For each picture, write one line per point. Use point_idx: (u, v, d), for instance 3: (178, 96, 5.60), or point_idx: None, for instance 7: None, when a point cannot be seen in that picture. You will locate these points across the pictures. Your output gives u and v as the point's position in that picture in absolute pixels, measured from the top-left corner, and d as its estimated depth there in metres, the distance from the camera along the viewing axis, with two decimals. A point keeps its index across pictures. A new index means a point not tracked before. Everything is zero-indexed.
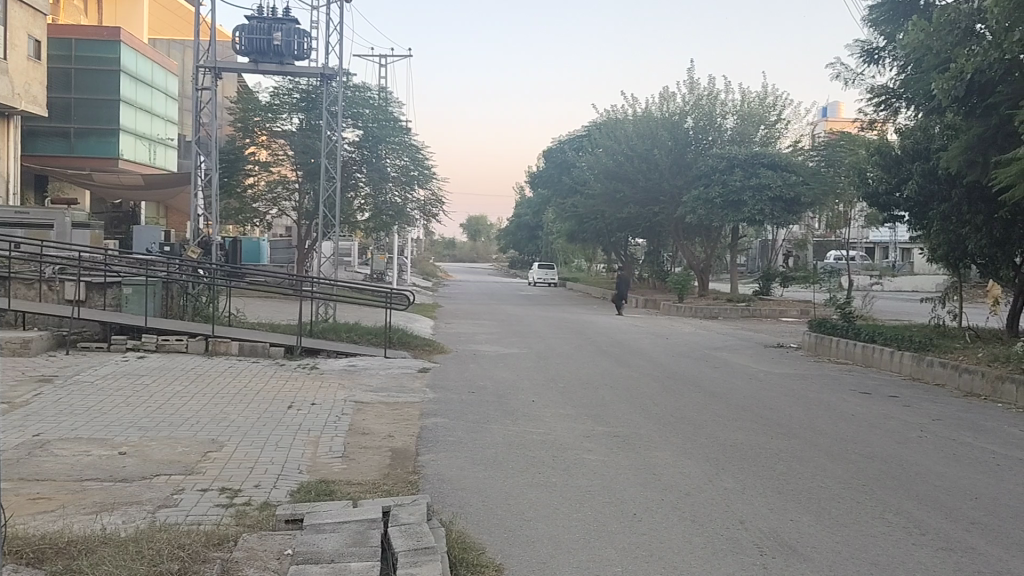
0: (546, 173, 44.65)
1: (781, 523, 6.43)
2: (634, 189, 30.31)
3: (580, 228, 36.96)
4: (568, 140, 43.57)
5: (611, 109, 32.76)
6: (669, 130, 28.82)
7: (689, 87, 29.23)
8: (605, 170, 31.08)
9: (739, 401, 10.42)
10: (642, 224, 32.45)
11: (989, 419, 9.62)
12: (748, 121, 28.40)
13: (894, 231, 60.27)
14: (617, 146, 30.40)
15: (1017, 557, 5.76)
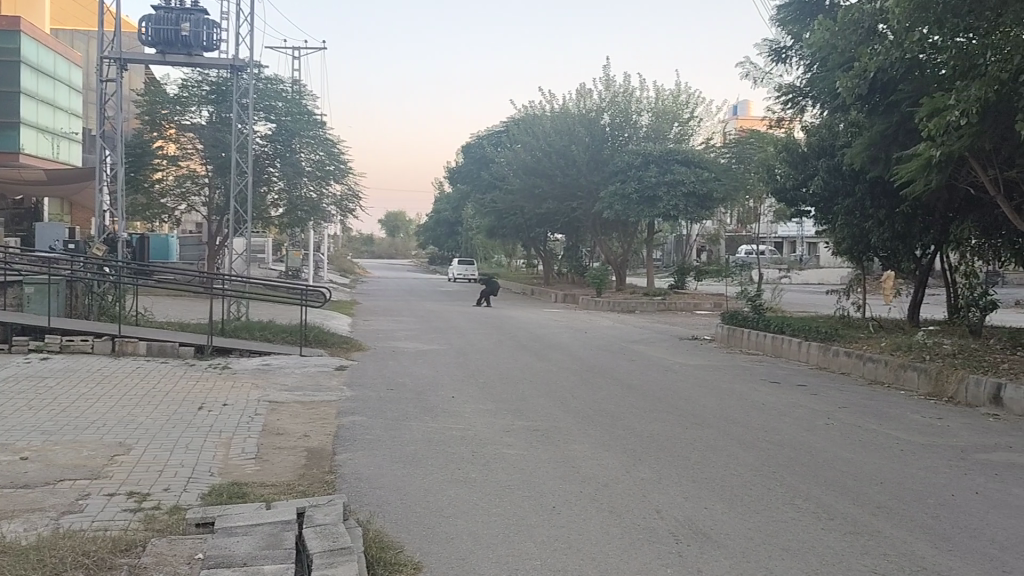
0: (465, 169, 44.68)
1: (695, 511, 6.55)
2: (552, 185, 30.55)
3: (499, 224, 37.02)
4: (487, 135, 43.57)
5: (529, 105, 32.84)
6: (586, 127, 29.17)
7: (605, 84, 29.47)
8: (523, 166, 31.24)
9: (657, 392, 10.59)
10: (561, 219, 32.69)
11: (891, 405, 10.00)
12: (662, 118, 28.68)
13: (802, 226, 62.32)
14: (535, 142, 30.54)
15: (919, 539, 5.99)
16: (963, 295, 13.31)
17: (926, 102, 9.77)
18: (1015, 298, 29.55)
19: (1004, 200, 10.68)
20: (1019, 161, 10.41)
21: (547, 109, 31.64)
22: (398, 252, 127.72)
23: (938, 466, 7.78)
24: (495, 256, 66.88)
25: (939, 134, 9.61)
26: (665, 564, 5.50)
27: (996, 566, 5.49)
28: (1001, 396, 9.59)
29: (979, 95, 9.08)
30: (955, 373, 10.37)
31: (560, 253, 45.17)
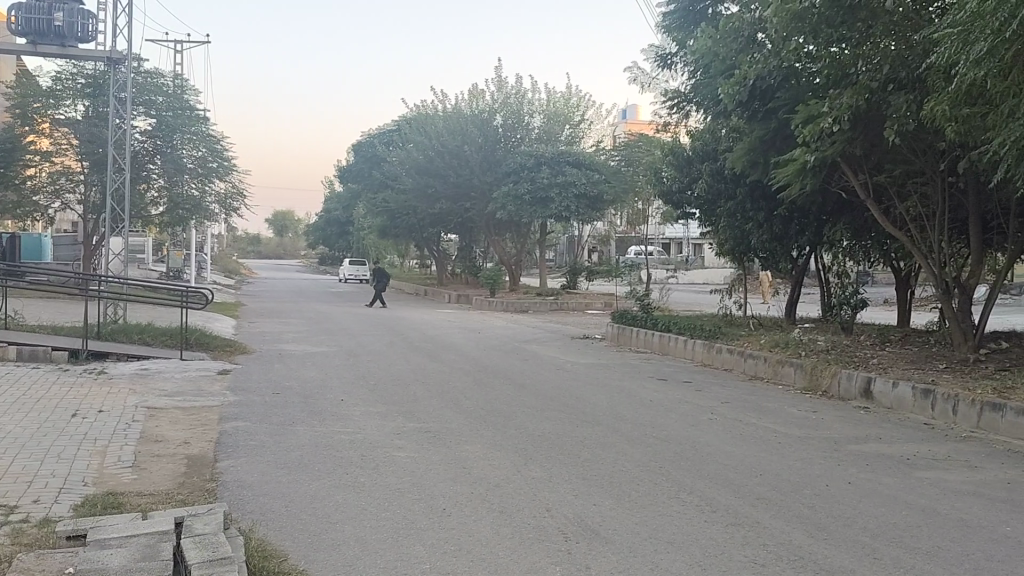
0: (356, 167, 44.31)
1: (584, 508, 6.64)
2: (445, 184, 30.50)
3: (392, 224, 36.74)
4: (379, 134, 43.21)
5: (422, 104, 32.69)
6: (479, 128, 29.34)
7: (498, 85, 29.64)
8: (415, 164, 31.02)
9: (547, 391, 10.70)
10: (454, 220, 32.65)
11: (771, 400, 10.39)
12: (554, 120, 29.20)
13: (688, 229, 64.22)
14: (427, 142, 30.41)
15: (796, 528, 6.23)
16: (837, 294, 13.80)
17: (802, 109, 10.17)
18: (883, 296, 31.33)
19: (873, 204, 11.25)
20: (887, 166, 10.98)
21: (440, 108, 31.62)
22: (288, 252, 124.99)
23: (814, 458, 8.12)
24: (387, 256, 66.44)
25: (814, 141, 10.05)
26: (554, 562, 5.54)
27: (867, 552, 5.75)
28: (871, 389, 10.13)
29: (851, 103, 9.57)
30: (829, 368, 10.87)
31: (452, 254, 45.19)
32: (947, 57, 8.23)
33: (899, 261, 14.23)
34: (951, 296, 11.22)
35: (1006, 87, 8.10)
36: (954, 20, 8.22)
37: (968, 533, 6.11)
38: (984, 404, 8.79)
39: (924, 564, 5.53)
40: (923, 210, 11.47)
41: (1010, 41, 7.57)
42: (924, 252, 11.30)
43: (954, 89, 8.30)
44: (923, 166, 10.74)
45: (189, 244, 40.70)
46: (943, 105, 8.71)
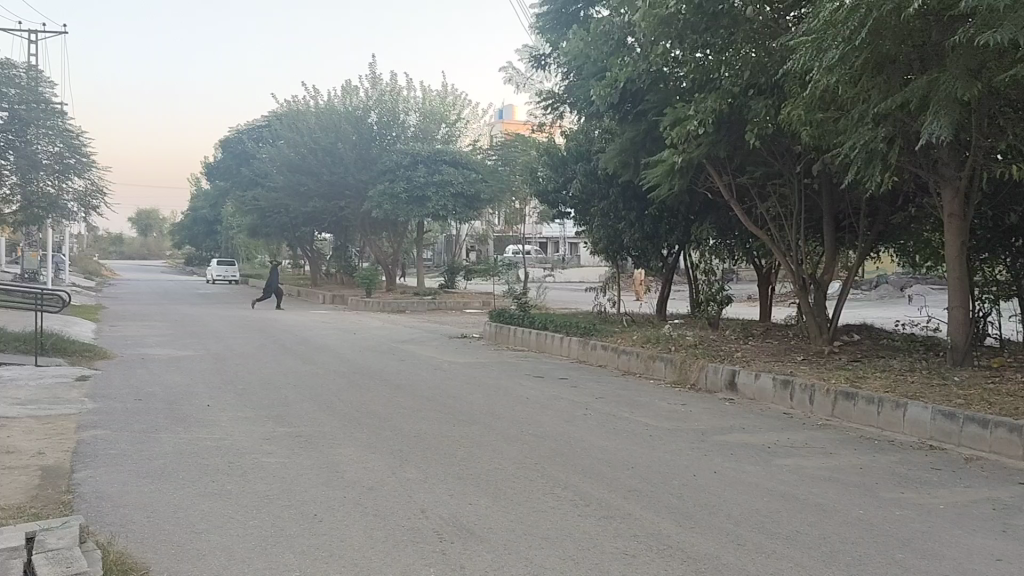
0: (224, 163, 43.06)
1: (459, 508, 6.65)
2: (318, 183, 30.05)
3: (263, 223, 35.82)
4: (248, 130, 42.00)
5: (294, 100, 32.05)
6: (352, 125, 28.90)
7: (372, 82, 29.35)
8: (285, 161, 30.64)
9: (423, 391, 10.68)
10: (328, 220, 32.12)
11: (642, 394, 10.69)
12: (430, 118, 29.13)
13: (563, 227, 65.46)
14: (298, 138, 30.03)
15: (665, 519, 6.43)
16: (704, 290, 14.43)
17: (669, 112, 10.52)
18: (746, 292, 32.72)
19: (736, 203, 11.74)
20: (749, 168, 11.48)
21: (312, 105, 31.06)
22: (154, 253, 120.00)
23: (682, 449, 8.40)
24: (259, 255, 64.83)
25: (681, 143, 10.42)
26: (427, 563, 5.54)
27: (732, 539, 5.98)
28: (736, 381, 10.57)
29: (714, 107, 9.99)
30: (696, 363, 11.27)
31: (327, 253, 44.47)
32: (802, 64, 8.64)
33: (760, 259, 14.90)
34: (807, 292, 11.84)
35: (856, 93, 8.59)
36: (807, 29, 8.64)
37: (824, 517, 6.44)
38: (837, 393, 9.33)
39: (785, 548, 5.79)
40: (782, 210, 12.05)
41: (858, 49, 8.01)
42: (782, 250, 11.87)
43: (809, 94, 8.72)
44: (782, 169, 11.30)
45: (45, 243, 38.50)
46: (800, 109, 9.14)
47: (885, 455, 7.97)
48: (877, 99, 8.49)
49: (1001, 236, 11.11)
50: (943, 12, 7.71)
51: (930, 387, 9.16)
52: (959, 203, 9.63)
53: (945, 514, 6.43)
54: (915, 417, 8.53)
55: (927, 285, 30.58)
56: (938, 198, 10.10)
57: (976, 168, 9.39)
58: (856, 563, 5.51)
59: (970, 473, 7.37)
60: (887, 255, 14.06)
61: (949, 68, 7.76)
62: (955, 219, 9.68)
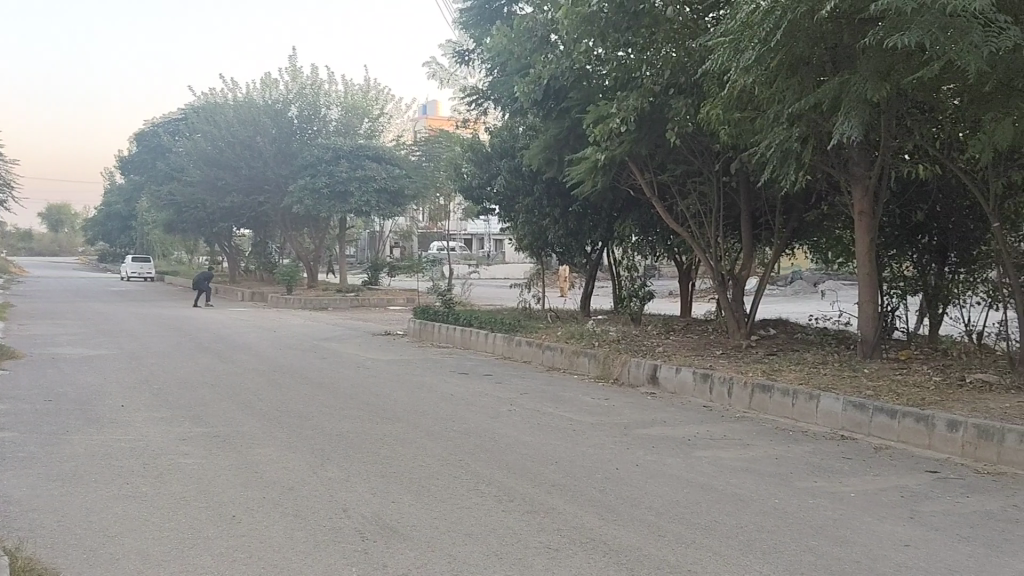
0: (139, 157, 41.82)
1: (382, 506, 6.60)
2: (237, 177, 29.40)
3: (180, 218, 34.91)
4: (163, 123, 40.65)
5: (211, 92, 31.28)
6: (272, 118, 28.35)
7: (293, 75, 28.83)
8: (204, 156, 29.44)
9: (346, 389, 10.56)
10: (247, 215, 31.46)
11: (566, 389, 10.78)
12: (351, 113, 28.86)
13: (488, 223, 65.73)
14: (218, 133, 28.84)
15: (589, 512, 6.49)
16: (627, 286, 14.56)
17: (592, 110, 10.63)
18: (667, 288, 33.33)
19: (657, 200, 11.94)
20: (670, 166, 11.68)
21: (230, 98, 30.35)
22: (64, 249, 115.71)
23: (605, 442, 8.49)
24: (176, 251, 63.04)
25: (604, 140, 10.56)
26: (350, 563, 5.47)
27: (653, 530, 6.08)
28: (657, 375, 10.74)
29: (635, 105, 10.14)
30: (619, 357, 11.42)
31: (246, 249, 43.51)
32: (720, 64, 8.82)
33: (681, 255, 15.18)
34: (726, 287, 12.12)
35: (772, 93, 8.81)
36: (724, 30, 8.81)
37: (741, 507, 6.60)
38: (754, 386, 9.57)
39: (704, 538, 5.91)
40: (701, 208, 12.29)
41: (774, 50, 8.20)
42: (702, 247, 12.12)
43: (727, 94, 8.89)
44: (701, 167, 11.53)
45: None
46: (718, 109, 9.32)
47: (800, 445, 8.22)
48: (792, 99, 8.72)
49: (908, 233, 11.54)
50: (853, 16, 7.95)
51: (842, 379, 9.47)
52: (868, 201, 9.94)
53: (856, 502, 6.66)
54: (827, 408, 8.81)
55: (839, 281, 31.70)
56: (849, 196, 10.45)
57: (884, 167, 9.73)
58: (772, 550, 5.66)
59: (879, 461, 7.65)
60: (802, 252, 14.48)
61: (859, 69, 8.01)
62: (864, 216, 10.02)
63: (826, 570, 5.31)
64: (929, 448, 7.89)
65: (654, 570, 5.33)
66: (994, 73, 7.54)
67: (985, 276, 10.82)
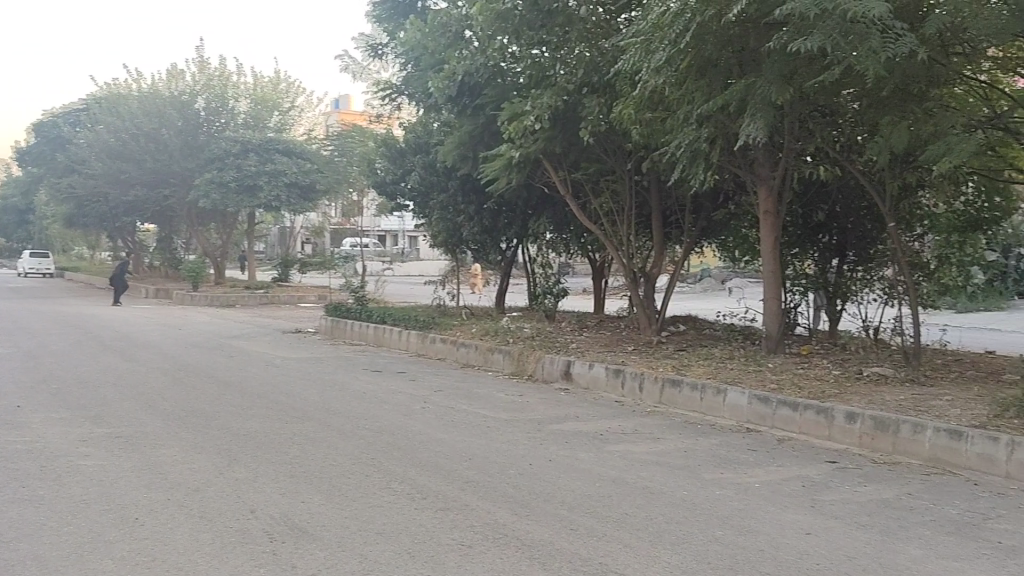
0: (36, 148, 40.03)
1: (291, 506, 6.47)
2: (141, 170, 28.39)
3: (80, 211, 33.55)
4: (63, 113, 38.99)
5: (113, 82, 30.02)
6: (178, 110, 27.40)
7: (200, 66, 28.02)
8: (105, 147, 28.17)
9: (255, 388, 10.32)
10: (152, 209, 30.43)
11: (480, 386, 10.78)
12: (261, 106, 28.27)
13: (403, 220, 65.31)
14: (121, 124, 27.69)
15: (502, 508, 6.50)
16: (540, 284, 14.87)
17: (506, 107, 10.65)
18: (581, 286, 33.71)
19: (570, 198, 12.04)
20: (583, 164, 11.81)
21: (134, 88, 29.17)
22: None
23: (519, 438, 8.52)
24: (76, 246, 60.58)
25: (519, 138, 10.60)
26: (257, 564, 5.34)
27: (565, 524, 6.13)
28: (571, 372, 10.84)
29: (550, 103, 10.21)
30: (533, 354, 11.49)
31: (150, 244, 42.08)
32: (632, 64, 8.95)
33: (594, 253, 15.36)
34: (637, 285, 12.33)
35: (682, 94, 8.99)
36: (636, 31, 8.94)
37: (651, 499, 6.71)
38: (664, 381, 9.75)
39: (615, 530, 5.99)
40: (614, 206, 12.44)
41: (684, 51, 8.35)
42: (614, 245, 12.29)
43: (638, 93, 9.04)
44: (614, 166, 11.71)
45: None
46: (630, 108, 9.47)
47: (708, 438, 8.42)
48: (701, 100, 8.92)
49: (810, 232, 11.94)
50: (759, 20, 8.19)
51: (747, 373, 9.75)
52: (773, 201, 10.25)
53: (762, 493, 6.85)
54: (733, 402, 9.05)
55: (745, 278, 32.62)
56: (755, 196, 10.75)
57: (788, 169, 10.05)
58: (681, 541, 5.77)
59: (782, 453, 7.89)
60: (711, 251, 14.82)
61: (765, 73, 8.24)
62: (769, 215, 10.32)
63: (732, 558, 5.45)
64: (829, 439, 8.19)
65: (566, 564, 5.37)
66: (891, 78, 7.89)
67: (881, 274, 11.31)
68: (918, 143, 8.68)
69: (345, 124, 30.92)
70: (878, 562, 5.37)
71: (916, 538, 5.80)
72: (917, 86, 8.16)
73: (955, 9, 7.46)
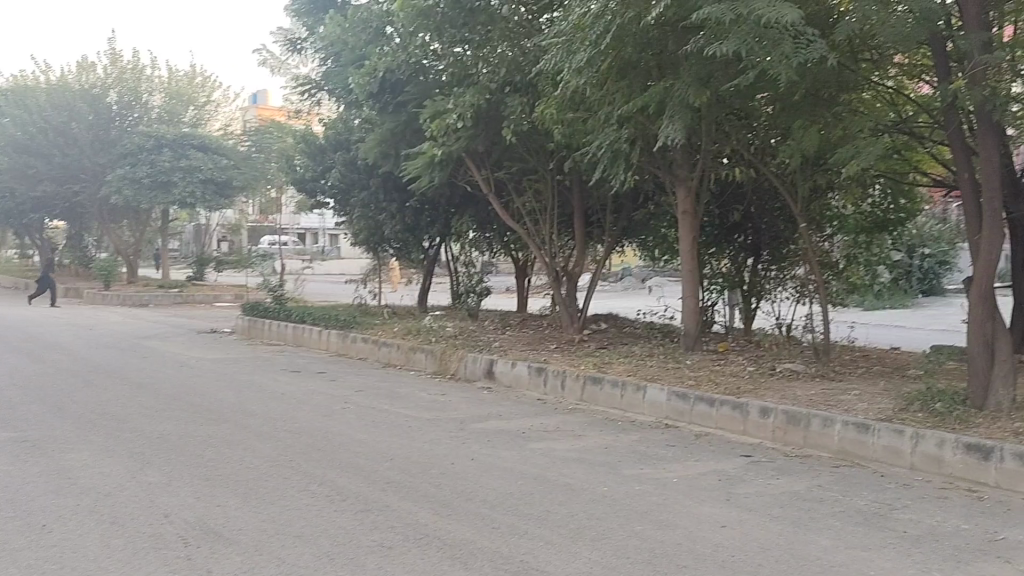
0: None
1: (207, 510, 6.31)
2: (49, 166, 27.18)
3: None
4: None
5: (19, 75, 28.71)
6: (89, 103, 26.46)
7: (112, 59, 27.00)
8: (10, 141, 27.02)
9: (169, 390, 10.03)
10: (60, 205, 29.27)
11: (402, 385, 10.70)
12: (176, 100, 27.50)
13: (323, 218, 64.39)
14: (27, 117, 26.55)
15: (424, 508, 6.45)
16: (464, 282, 15.17)
17: (428, 104, 10.61)
18: (504, 285, 33.80)
19: (493, 197, 12.05)
20: (505, 163, 11.84)
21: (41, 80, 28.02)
22: None
23: (441, 438, 8.49)
24: None
25: (441, 136, 10.56)
26: (172, 570, 5.20)
27: (487, 523, 6.13)
28: (493, 370, 10.86)
29: (472, 101, 10.22)
30: (456, 352, 11.47)
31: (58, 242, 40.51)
32: (553, 64, 8.99)
33: (517, 252, 15.41)
34: (559, 284, 12.42)
35: (602, 95, 9.08)
36: (559, 30, 8.99)
37: (573, 496, 6.77)
38: (586, 378, 9.85)
39: (536, 528, 6.02)
40: (536, 205, 12.50)
41: (605, 52, 8.44)
42: (537, 243, 12.35)
43: (560, 94, 9.11)
44: (536, 165, 11.77)
45: None
46: (552, 108, 9.54)
47: (628, 435, 8.54)
48: (621, 101, 9.03)
49: (727, 231, 12.19)
50: (676, 23, 8.31)
51: (667, 370, 9.92)
52: (691, 201, 10.44)
53: (679, 487, 6.98)
54: (653, 399, 9.19)
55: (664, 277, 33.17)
56: (674, 197, 10.94)
57: (705, 170, 10.26)
58: (601, 537, 5.83)
59: (700, 448, 8.05)
60: (632, 250, 15.01)
61: (683, 76, 8.39)
62: (687, 215, 10.52)
63: (650, 552, 5.53)
64: (744, 434, 8.40)
65: (487, 562, 5.38)
66: (803, 83, 8.12)
67: (793, 273, 11.65)
68: (829, 146, 8.95)
69: (264, 119, 30.37)
70: (789, 553, 5.52)
71: (827, 529, 5.98)
72: (827, 90, 8.41)
73: (863, 16, 7.74)
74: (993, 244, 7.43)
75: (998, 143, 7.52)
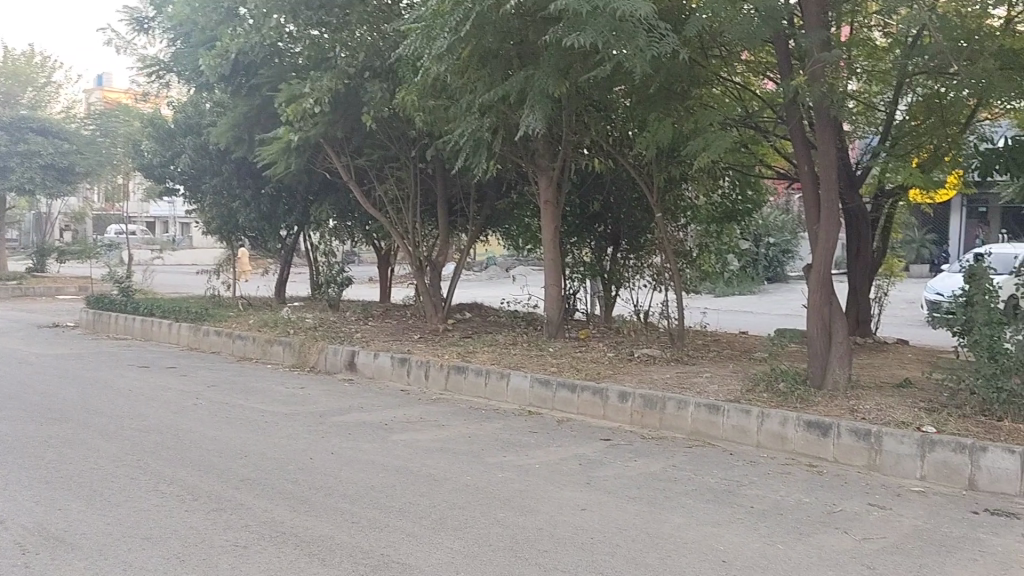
0: None
1: (47, 515, 5.95)
2: None
3: None
4: None
5: None
6: None
7: None
8: None
9: (2, 388, 9.38)
10: None
11: (258, 379, 10.41)
12: (12, 80, 26.14)
13: (178, 208, 61.95)
14: None
15: (281, 505, 6.30)
16: (324, 272, 14.60)
17: (284, 88, 10.34)
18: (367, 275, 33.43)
19: (354, 185, 11.87)
20: (367, 151, 11.67)
21: None
22: None
23: (298, 431, 8.32)
24: None
25: (297, 121, 10.31)
26: None
27: (346, 517, 6.03)
28: (356, 361, 10.72)
29: (330, 86, 10.02)
30: (316, 344, 11.26)
31: None
32: (413, 50, 8.92)
33: (380, 242, 15.24)
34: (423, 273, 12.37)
35: (463, 84, 9.09)
36: (419, 16, 8.91)
37: (434, 486, 6.76)
38: (449, 367, 9.86)
39: (396, 520, 5.98)
40: (400, 193, 12.37)
41: (464, 41, 8.41)
42: (400, 233, 12.25)
43: (421, 81, 9.06)
44: (399, 153, 11.68)
45: None
46: (414, 95, 9.47)
47: (491, 423, 8.60)
48: (482, 90, 9.06)
49: (587, 221, 12.43)
50: (536, 14, 8.43)
51: (529, 358, 10.06)
52: (552, 191, 10.58)
53: (540, 473, 7.08)
54: (516, 386, 9.29)
55: (527, 266, 33.62)
56: (536, 186, 11.06)
57: (566, 160, 10.44)
58: (462, 526, 5.85)
59: (560, 433, 8.19)
60: (495, 240, 15.10)
61: (542, 66, 8.45)
62: (549, 205, 10.65)
63: (511, 539, 5.59)
64: (603, 418, 8.61)
65: (346, 557, 5.30)
66: (657, 76, 8.36)
67: (651, 262, 12.02)
68: (681, 137, 9.26)
69: (111, 103, 29.26)
70: (645, 532, 5.70)
71: (680, 507, 6.20)
72: (680, 84, 8.69)
73: (713, 13, 8.05)
74: (830, 232, 7.92)
75: (835, 139, 7.91)
